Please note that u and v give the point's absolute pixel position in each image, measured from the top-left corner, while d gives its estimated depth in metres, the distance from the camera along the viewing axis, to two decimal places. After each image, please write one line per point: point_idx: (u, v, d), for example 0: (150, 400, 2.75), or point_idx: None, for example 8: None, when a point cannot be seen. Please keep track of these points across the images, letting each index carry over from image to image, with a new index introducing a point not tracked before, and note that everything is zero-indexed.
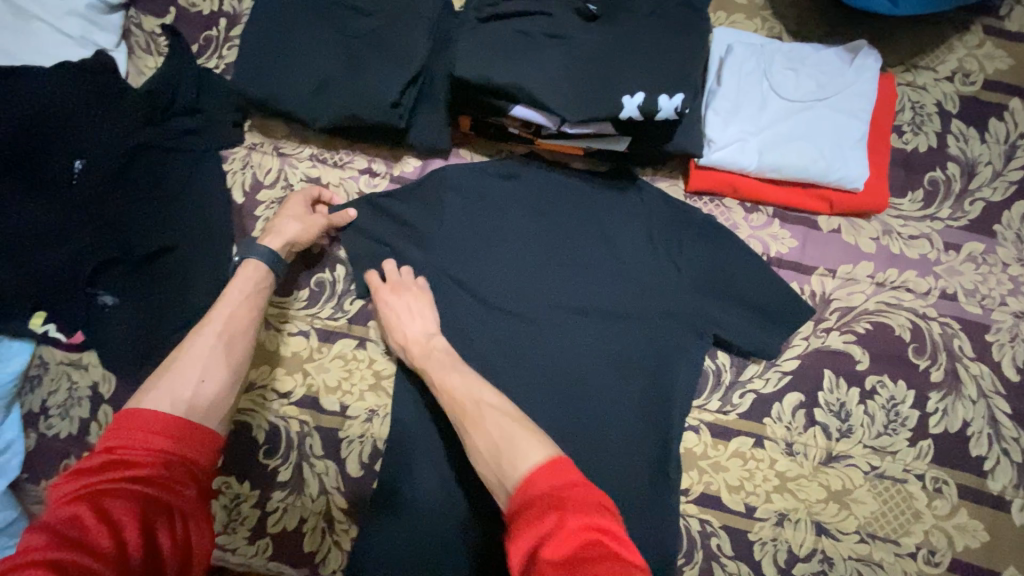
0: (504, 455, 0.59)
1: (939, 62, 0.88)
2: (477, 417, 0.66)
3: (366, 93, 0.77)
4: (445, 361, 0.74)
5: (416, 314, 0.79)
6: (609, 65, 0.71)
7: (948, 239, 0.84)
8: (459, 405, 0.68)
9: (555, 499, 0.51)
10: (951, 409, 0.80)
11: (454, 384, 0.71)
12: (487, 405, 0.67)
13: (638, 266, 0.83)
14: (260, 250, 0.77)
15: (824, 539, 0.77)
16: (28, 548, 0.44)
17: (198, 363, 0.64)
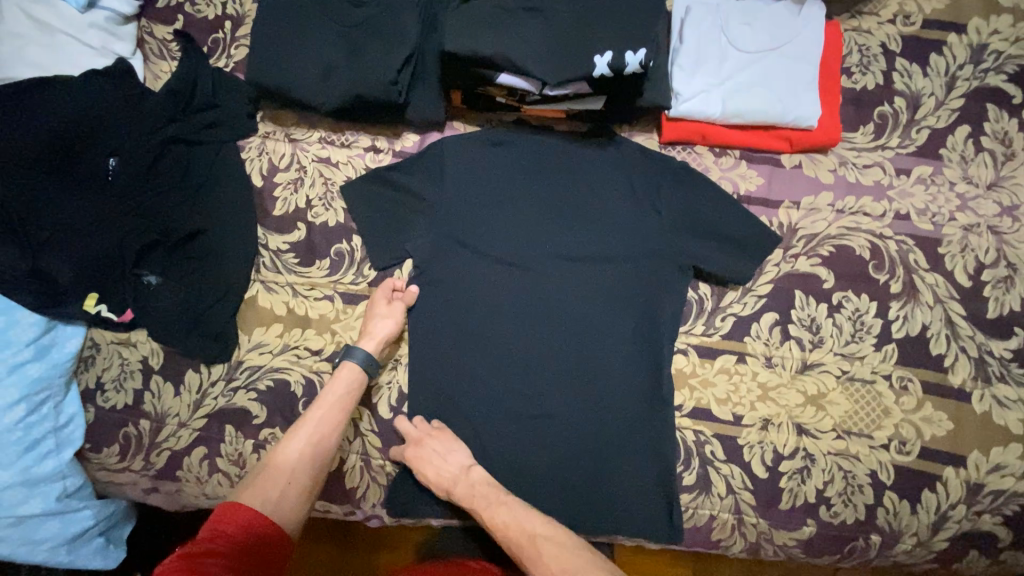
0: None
1: (881, 7, 0.97)
2: (533, 553, 0.72)
3: (367, 76, 0.86)
4: (490, 496, 0.81)
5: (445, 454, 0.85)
6: (581, 30, 0.80)
7: (899, 165, 0.93)
8: (515, 544, 0.74)
9: None
10: (911, 315, 0.89)
11: (504, 521, 0.77)
12: (542, 540, 0.74)
13: (622, 214, 0.92)
14: (357, 353, 0.86)
15: (805, 439, 0.87)
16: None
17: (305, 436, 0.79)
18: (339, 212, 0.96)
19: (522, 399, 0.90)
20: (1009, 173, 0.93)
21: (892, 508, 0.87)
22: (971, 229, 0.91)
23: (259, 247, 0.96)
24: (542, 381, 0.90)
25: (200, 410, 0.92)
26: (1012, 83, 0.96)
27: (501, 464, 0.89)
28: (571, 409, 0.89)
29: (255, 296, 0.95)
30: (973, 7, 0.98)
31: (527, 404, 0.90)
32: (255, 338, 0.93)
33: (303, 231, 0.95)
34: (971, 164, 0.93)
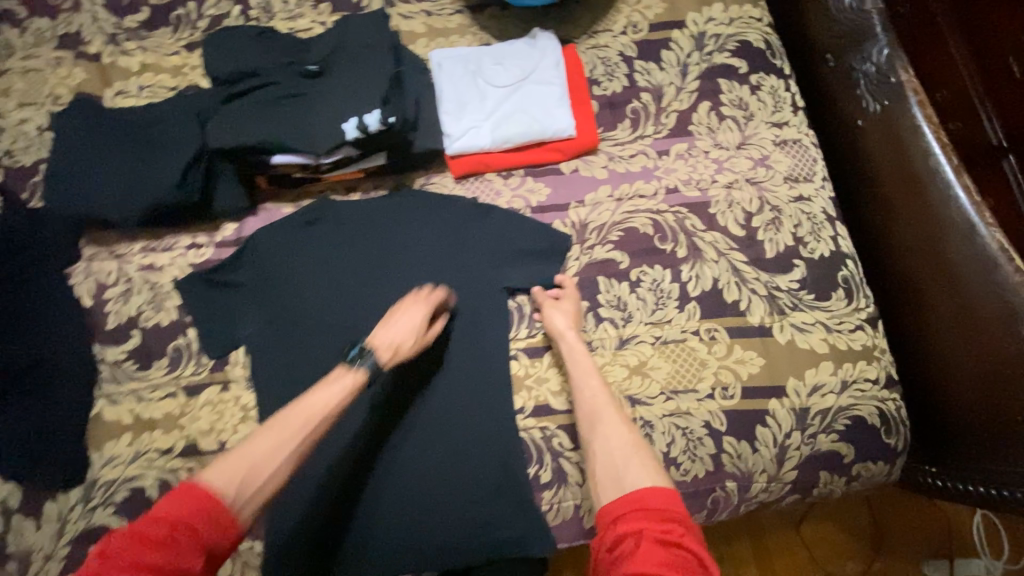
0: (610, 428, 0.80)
1: (612, 24, 1.13)
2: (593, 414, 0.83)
3: (160, 185, 0.94)
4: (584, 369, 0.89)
5: (566, 310, 0.95)
6: (333, 103, 0.91)
7: (658, 148, 1.06)
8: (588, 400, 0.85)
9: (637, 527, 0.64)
10: (701, 273, 0.98)
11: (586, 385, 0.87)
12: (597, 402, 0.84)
13: (430, 258, 1.00)
14: (371, 362, 0.82)
15: (639, 408, 0.93)
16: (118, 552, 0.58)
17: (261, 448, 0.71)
18: (171, 311, 1.00)
19: (378, 448, 0.93)
20: (752, 131, 1.06)
21: (735, 451, 0.92)
22: (733, 186, 1.03)
23: (100, 363, 0.99)
24: (393, 426, 0.94)
25: (59, 540, 0.91)
26: (735, 57, 1.10)
27: (370, 511, 0.91)
28: (425, 444, 0.93)
29: (101, 412, 0.97)
30: (687, 5, 1.14)
31: (384, 451, 0.93)
32: (107, 452, 0.95)
33: (139, 338, 0.99)
34: (718, 132, 1.06)
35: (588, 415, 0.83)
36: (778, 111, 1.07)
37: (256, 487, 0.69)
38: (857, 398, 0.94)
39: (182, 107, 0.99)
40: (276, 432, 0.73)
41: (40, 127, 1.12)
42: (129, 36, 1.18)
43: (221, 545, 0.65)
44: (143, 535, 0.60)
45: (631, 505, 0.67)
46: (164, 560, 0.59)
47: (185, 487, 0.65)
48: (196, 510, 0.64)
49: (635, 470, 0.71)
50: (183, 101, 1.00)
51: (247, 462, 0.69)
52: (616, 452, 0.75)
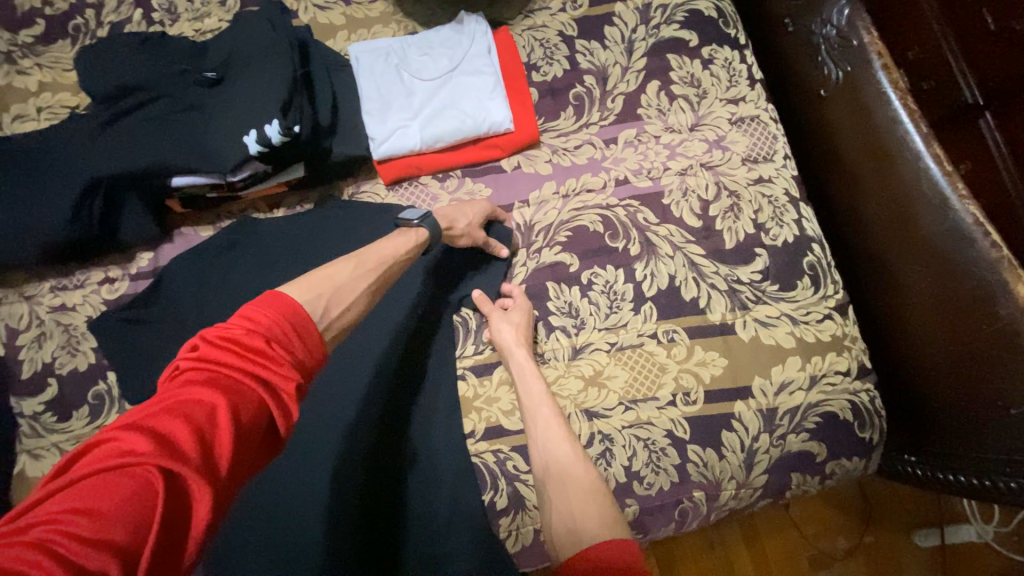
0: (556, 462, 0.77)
1: (549, 0, 1.03)
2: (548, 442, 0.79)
3: (52, 219, 0.85)
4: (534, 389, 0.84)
5: (520, 326, 0.87)
6: (233, 114, 0.81)
7: (605, 136, 0.97)
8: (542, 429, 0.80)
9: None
10: (656, 270, 0.91)
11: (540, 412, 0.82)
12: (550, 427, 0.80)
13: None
14: (428, 222, 0.83)
15: (596, 421, 0.87)
16: (133, 449, 0.40)
17: (318, 285, 0.63)
18: (89, 354, 0.92)
19: (315, 490, 0.84)
20: (706, 110, 0.97)
21: (701, 460, 0.86)
22: (687, 172, 0.94)
23: (16, 417, 0.92)
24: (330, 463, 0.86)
25: None
26: (684, 28, 1.00)
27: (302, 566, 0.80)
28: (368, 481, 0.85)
29: (23, 469, 0.90)
30: None
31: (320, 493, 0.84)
32: None
33: (55, 387, 0.92)
34: (669, 113, 0.97)
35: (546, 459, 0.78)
36: (733, 86, 0.98)
37: (331, 310, 0.62)
38: (827, 393, 0.88)
39: (71, 128, 0.89)
40: (323, 281, 0.64)
41: None
42: (24, 52, 1.07)
43: (294, 391, 0.52)
44: (235, 346, 0.51)
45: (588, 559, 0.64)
46: (237, 364, 0.50)
47: (274, 297, 0.57)
48: (283, 324, 0.55)
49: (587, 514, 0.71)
50: (71, 121, 0.90)
51: (319, 284, 0.63)
52: (574, 501, 0.73)
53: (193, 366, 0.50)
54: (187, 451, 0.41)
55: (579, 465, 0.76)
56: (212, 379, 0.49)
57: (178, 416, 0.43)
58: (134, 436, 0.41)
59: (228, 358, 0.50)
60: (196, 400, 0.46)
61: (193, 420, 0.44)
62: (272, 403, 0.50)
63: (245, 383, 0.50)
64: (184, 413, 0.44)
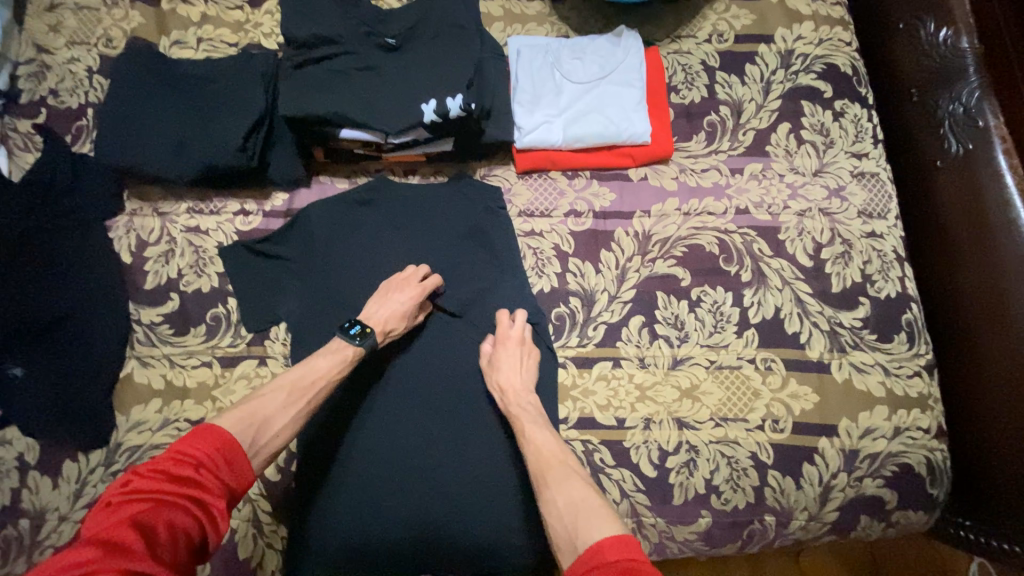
0: (547, 472, 0.75)
1: (697, 30, 1.09)
2: (548, 466, 0.76)
3: (216, 145, 0.89)
4: (535, 414, 0.83)
5: (523, 368, 0.88)
6: (412, 82, 0.86)
7: (732, 165, 1.02)
8: (545, 457, 0.77)
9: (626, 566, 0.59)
10: (764, 299, 0.96)
11: (541, 438, 0.80)
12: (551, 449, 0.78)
13: (481, 254, 0.98)
14: (369, 340, 0.84)
15: (686, 432, 0.91)
16: (87, 559, 0.53)
17: (264, 407, 0.74)
18: (213, 277, 0.96)
19: (397, 455, 0.88)
20: (831, 159, 1.03)
21: (778, 486, 0.90)
22: (805, 214, 1.00)
23: (133, 324, 0.95)
24: (412, 429, 0.90)
25: (82, 500, 0.90)
26: (820, 79, 1.07)
27: (388, 522, 0.86)
28: (447, 451, 0.89)
29: (131, 374, 0.93)
30: (777, 20, 1.10)
31: (406, 457, 0.88)
32: (133, 417, 0.91)
33: (176, 302, 0.95)
34: (796, 156, 1.03)
35: (541, 470, 0.76)
36: (858, 141, 1.04)
37: (261, 439, 0.72)
38: (907, 446, 0.93)
39: (245, 64, 0.94)
40: (263, 404, 0.74)
41: (89, 69, 1.07)
42: None
43: (222, 505, 0.64)
44: (168, 470, 0.63)
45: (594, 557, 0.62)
46: (162, 487, 0.61)
47: (205, 424, 0.68)
48: (212, 446, 0.66)
49: (591, 518, 0.67)
50: (246, 59, 0.96)
51: (252, 412, 0.72)
52: (568, 511, 0.69)
53: (131, 489, 0.61)
54: (143, 553, 0.55)
55: (569, 475, 0.74)
56: (146, 499, 0.60)
57: (130, 526, 0.57)
58: (90, 553, 0.54)
59: (160, 481, 0.62)
60: (140, 515, 0.58)
61: (142, 531, 0.57)
62: (203, 512, 0.62)
63: (183, 498, 0.61)
64: (131, 528, 0.57)
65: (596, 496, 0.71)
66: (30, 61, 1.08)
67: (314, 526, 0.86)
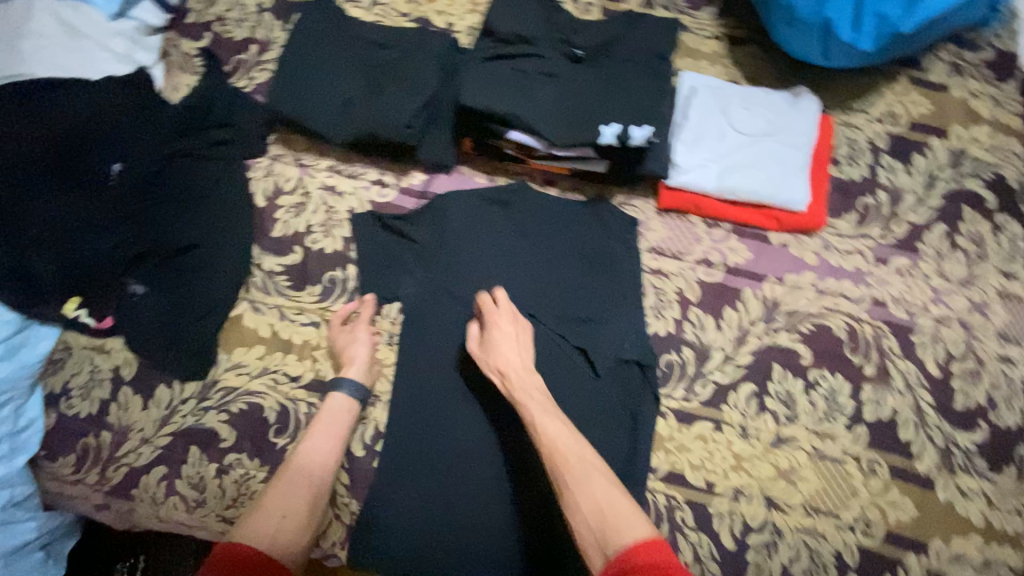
0: (565, 468, 0.73)
1: (869, 106, 1.05)
2: (574, 467, 0.73)
3: (384, 116, 0.90)
4: (545, 404, 0.80)
5: (520, 347, 0.86)
6: (595, 100, 0.84)
7: (878, 254, 0.98)
8: (562, 454, 0.75)
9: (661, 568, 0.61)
10: (882, 398, 0.93)
11: (554, 432, 0.77)
12: (581, 455, 0.74)
13: (604, 280, 0.94)
14: (345, 384, 0.87)
15: (774, 513, 0.88)
16: None
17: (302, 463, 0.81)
18: (338, 240, 0.96)
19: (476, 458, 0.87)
20: (981, 272, 0.98)
21: None
22: (942, 322, 0.96)
23: (252, 267, 0.95)
24: (498, 439, 0.88)
25: (165, 428, 0.89)
26: (988, 187, 1.02)
27: (461, 524, 0.85)
28: (533, 469, 0.87)
29: (240, 315, 0.93)
30: (954, 115, 1.05)
31: (491, 463, 0.87)
32: (234, 358, 0.91)
33: (300, 256, 0.95)
34: (946, 260, 0.99)
35: (558, 464, 0.74)
36: (1014, 260, 0.99)
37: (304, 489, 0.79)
38: None
39: (423, 43, 0.95)
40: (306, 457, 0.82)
41: (261, 6, 1.08)
42: None
43: None
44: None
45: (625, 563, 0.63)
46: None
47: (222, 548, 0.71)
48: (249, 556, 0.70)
49: (626, 519, 0.68)
50: (427, 37, 0.96)
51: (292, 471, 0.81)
52: (593, 511, 0.69)
53: None
54: None
55: (587, 466, 0.73)
56: None
57: None
58: None
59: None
60: None
61: None
62: None
63: None
64: None
65: (614, 483, 0.72)
66: None
67: (388, 507, 0.86)
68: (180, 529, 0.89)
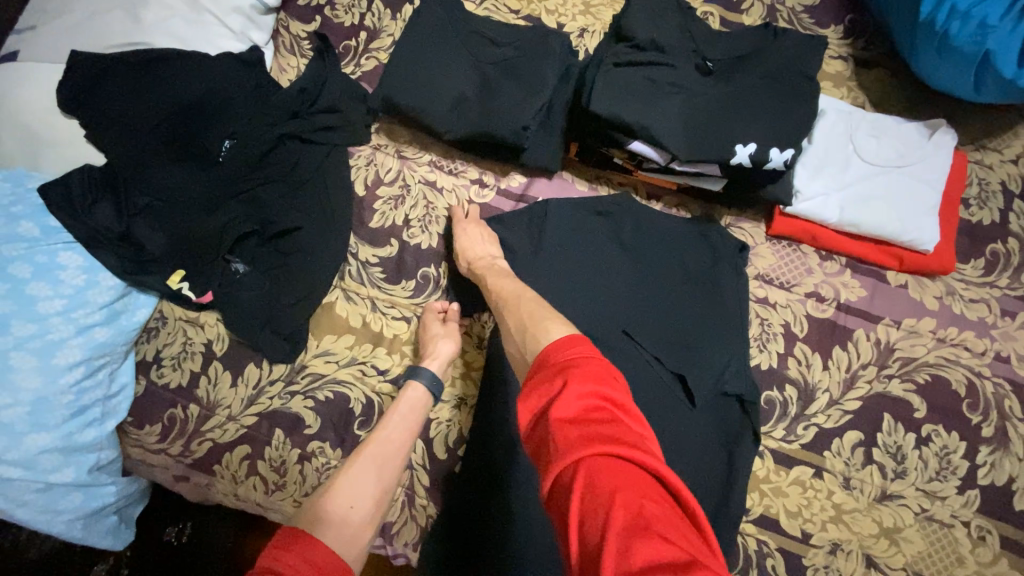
0: (508, 315, 0.71)
1: (1006, 145, 0.97)
2: (513, 308, 0.72)
3: (499, 114, 0.88)
4: (500, 270, 0.83)
5: (487, 238, 0.89)
6: (727, 115, 0.79)
7: (1005, 306, 0.91)
8: (504, 298, 0.76)
9: (568, 366, 0.52)
10: (999, 463, 0.86)
11: (506, 285, 0.78)
12: (526, 300, 0.73)
13: (706, 305, 0.90)
14: (423, 377, 0.81)
15: (873, 572, 0.82)
16: None
17: (360, 476, 0.67)
18: (435, 236, 0.95)
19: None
20: None
21: None
22: None
23: (348, 256, 0.95)
24: None
25: (252, 407, 0.89)
26: None
27: None
28: None
29: (334, 303, 0.93)
30: None
31: None
32: (324, 345, 0.91)
33: (395, 249, 0.94)
34: None
35: (501, 308, 0.74)
36: None
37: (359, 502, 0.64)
38: None
39: (540, 43, 0.93)
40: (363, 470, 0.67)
41: None
42: None
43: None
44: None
45: (542, 374, 0.54)
46: None
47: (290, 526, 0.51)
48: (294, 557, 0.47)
49: (552, 333, 0.61)
50: (544, 37, 0.93)
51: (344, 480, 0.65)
52: (521, 331, 0.65)
53: None
54: None
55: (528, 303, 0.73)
56: None
57: None
58: None
59: None
60: None
61: None
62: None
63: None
64: None
65: (545, 308, 0.69)
66: None
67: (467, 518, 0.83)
68: (256, 510, 0.89)
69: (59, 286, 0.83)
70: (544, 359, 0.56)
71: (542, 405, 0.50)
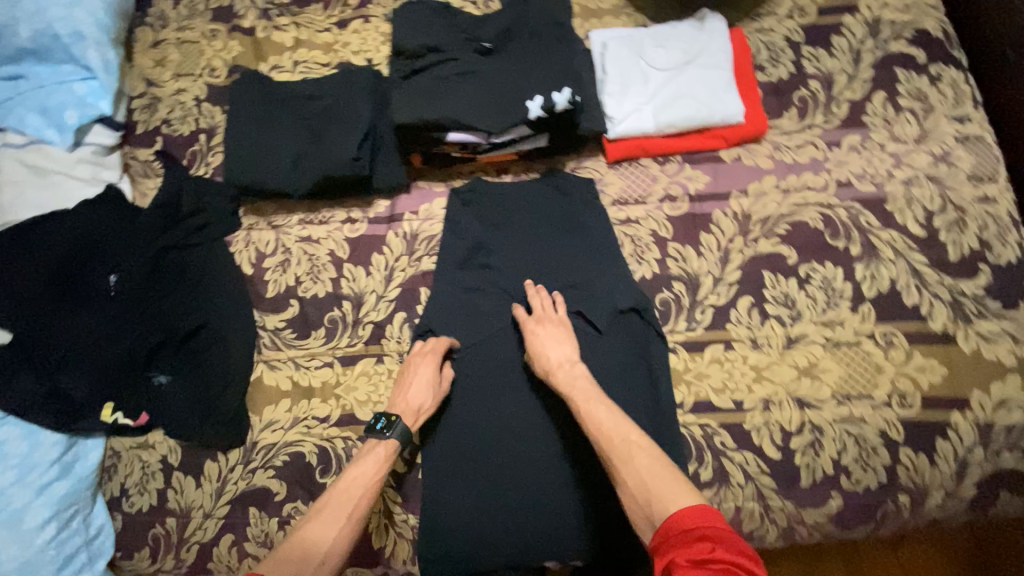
0: (618, 452, 0.73)
1: (776, 7, 1.08)
2: (623, 453, 0.73)
3: (333, 157, 0.97)
4: (589, 393, 0.81)
5: (561, 341, 0.88)
6: (514, 84, 0.90)
7: (829, 139, 1.00)
8: (608, 439, 0.75)
9: (706, 533, 0.59)
10: (877, 272, 0.94)
11: (603, 418, 0.78)
12: (635, 445, 0.73)
13: (579, 244, 0.98)
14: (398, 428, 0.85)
15: (807, 411, 0.89)
16: None
17: (325, 529, 0.76)
18: (328, 282, 1.02)
19: (518, 445, 0.91)
20: (931, 125, 1.00)
21: (910, 463, 0.87)
22: (911, 183, 0.97)
23: (259, 331, 1.01)
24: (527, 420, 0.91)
25: (223, 498, 0.94)
26: (912, 45, 1.04)
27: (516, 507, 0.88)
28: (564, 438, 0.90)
29: (259, 377, 0.99)
30: None
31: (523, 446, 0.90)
32: (266, 417, 0.97)
33: (297, 308, 1.02)
34: (896, 124, 1.00)
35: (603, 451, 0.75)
36: (959, 105, 1.00)
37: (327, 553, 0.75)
38: None
39: (348, 85, 1.02)
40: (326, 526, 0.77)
41: (197, 98, 1.16)
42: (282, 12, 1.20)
43: None
44: None
45: (674, 529, 0.62)
46: None
47: None
48: None
49: (671, 491, 0.67)
50: (350, 77, 1.03)
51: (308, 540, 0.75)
52: (638, 487, 0.69)
53: None
54: None
55: (632, 447, 0.73)
56: None
57: None
58: None
59: None
60: None
61: None
62: None
63: None
64: None
65: (660, 458, 0.71)
66: (142, 95, 1.18)
67: (445, 512, 0.89)
68: None
69: (6, 458, 0.89)
70: (682, 515, 0.63)
71: (675, 550, 0.59)
